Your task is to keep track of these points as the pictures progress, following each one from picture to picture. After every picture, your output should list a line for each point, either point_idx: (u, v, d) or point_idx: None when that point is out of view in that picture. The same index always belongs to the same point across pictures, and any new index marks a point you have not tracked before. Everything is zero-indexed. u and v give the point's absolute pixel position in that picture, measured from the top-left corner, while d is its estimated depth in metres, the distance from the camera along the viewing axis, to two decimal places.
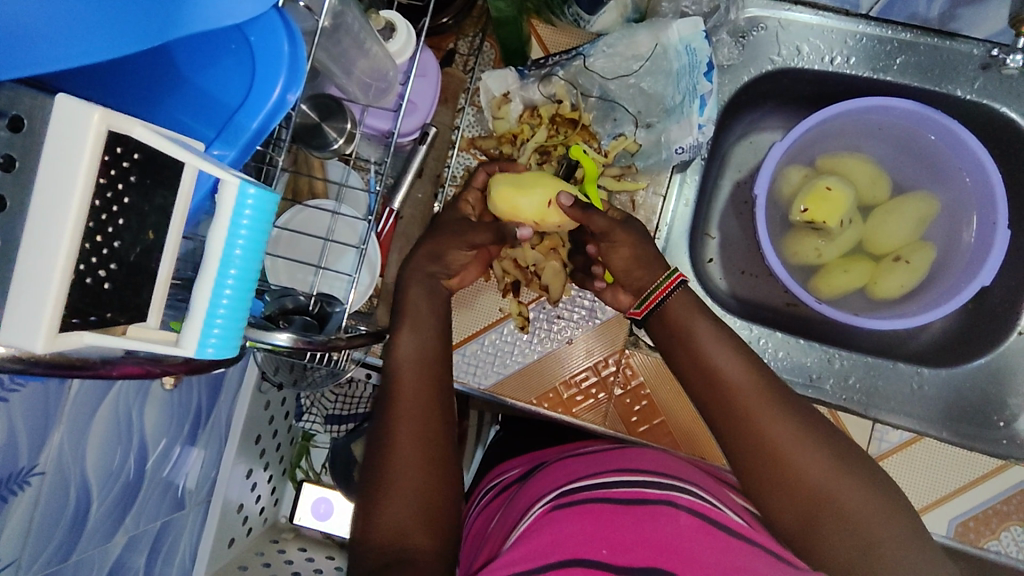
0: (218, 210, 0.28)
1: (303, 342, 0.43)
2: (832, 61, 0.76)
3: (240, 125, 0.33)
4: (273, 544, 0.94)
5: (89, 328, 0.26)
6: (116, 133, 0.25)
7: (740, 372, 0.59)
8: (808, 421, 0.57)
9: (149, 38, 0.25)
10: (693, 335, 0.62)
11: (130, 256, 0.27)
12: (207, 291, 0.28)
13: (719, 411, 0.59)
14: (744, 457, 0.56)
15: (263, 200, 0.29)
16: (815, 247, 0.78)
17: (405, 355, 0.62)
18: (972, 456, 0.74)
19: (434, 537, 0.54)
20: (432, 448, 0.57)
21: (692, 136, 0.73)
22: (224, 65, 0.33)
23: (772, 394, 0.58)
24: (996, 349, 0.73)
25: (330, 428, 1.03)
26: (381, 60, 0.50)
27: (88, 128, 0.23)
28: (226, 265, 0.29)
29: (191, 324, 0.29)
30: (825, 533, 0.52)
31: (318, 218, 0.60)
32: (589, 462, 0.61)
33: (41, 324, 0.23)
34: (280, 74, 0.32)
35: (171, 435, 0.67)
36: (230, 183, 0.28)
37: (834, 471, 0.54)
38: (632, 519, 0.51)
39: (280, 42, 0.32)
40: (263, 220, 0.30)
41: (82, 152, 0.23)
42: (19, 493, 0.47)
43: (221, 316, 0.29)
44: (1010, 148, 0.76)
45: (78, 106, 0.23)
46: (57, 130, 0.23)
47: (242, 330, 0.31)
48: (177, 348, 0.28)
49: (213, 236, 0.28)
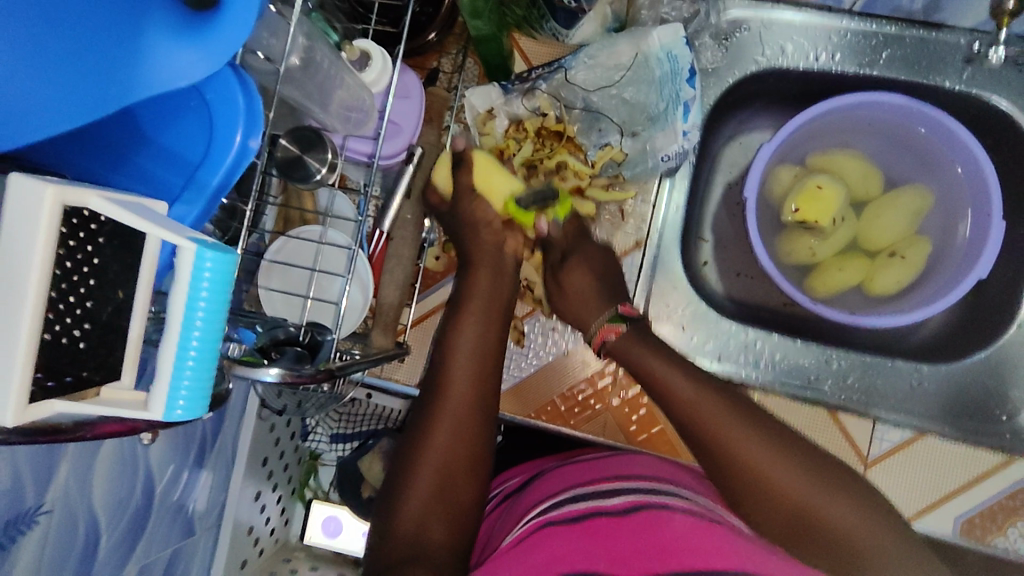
0: (176, 275, 0.28)
1: (292, 376, 0.43)
2: (817, 59, 0.76)
3: (201, 181, 0.34)
4: (285, 565, 0.95)
5: (62, 392, 0.26)
6: (75, 204, 0.25)
7: (693, 394, 0.62)
8: (774, 433, 0.59)
9: (109, 102, 0.26)
10: (654, 372, 0.64)
11: (103, 315, 0.27)
12: (170, 355, 0.28)
13: (691, 431, 0.61)
14: (719, 474, 0.58)
15: (223, 261, 0.29)
16: (809, 246, 0.77)
17: (457, 362, 0.66)
18: (976, 451, 0.73)
19: (451, 530, 0.58)
20: (460, 452, 0.61)
21: (678, 143, 0.72)
22: (186, 122, 0.34)
23: (732, 410, 0.60)
24: (996, 342, 0.72)
25: (336, 447, 1.05)
26: (356, 92, 0.50)
27: (47, 201, 0.24)
28: (188, 327, 0.28)
29: (156, 388, 0.28)
30: (809, 538, 0.54)
31: (305, 247, 0.60)
32: (583, 470, 0.61)
33: (13, 394, 0.24)
34: (239, 125, 0.33)
35: (178, 462, 0.68)
36: (186, 249, 0.28)
37: (809, 478, 0.55)
38: (628, 531, 0.52)
39: (235, 95, 0.33)
40: (226, 279, 0.29)
41: (43, 224, 0.24)
42: (27, 533, 0.48)
43: (187, 379, 0.29)
44: (1003, 138, 0.75)
45: (34, 183, 0.24)
46: (14, 207, 0.24)
47: (212, 389, 0.30)
48: (145, 412, 0.28)
49: (173, 299, 0.28)
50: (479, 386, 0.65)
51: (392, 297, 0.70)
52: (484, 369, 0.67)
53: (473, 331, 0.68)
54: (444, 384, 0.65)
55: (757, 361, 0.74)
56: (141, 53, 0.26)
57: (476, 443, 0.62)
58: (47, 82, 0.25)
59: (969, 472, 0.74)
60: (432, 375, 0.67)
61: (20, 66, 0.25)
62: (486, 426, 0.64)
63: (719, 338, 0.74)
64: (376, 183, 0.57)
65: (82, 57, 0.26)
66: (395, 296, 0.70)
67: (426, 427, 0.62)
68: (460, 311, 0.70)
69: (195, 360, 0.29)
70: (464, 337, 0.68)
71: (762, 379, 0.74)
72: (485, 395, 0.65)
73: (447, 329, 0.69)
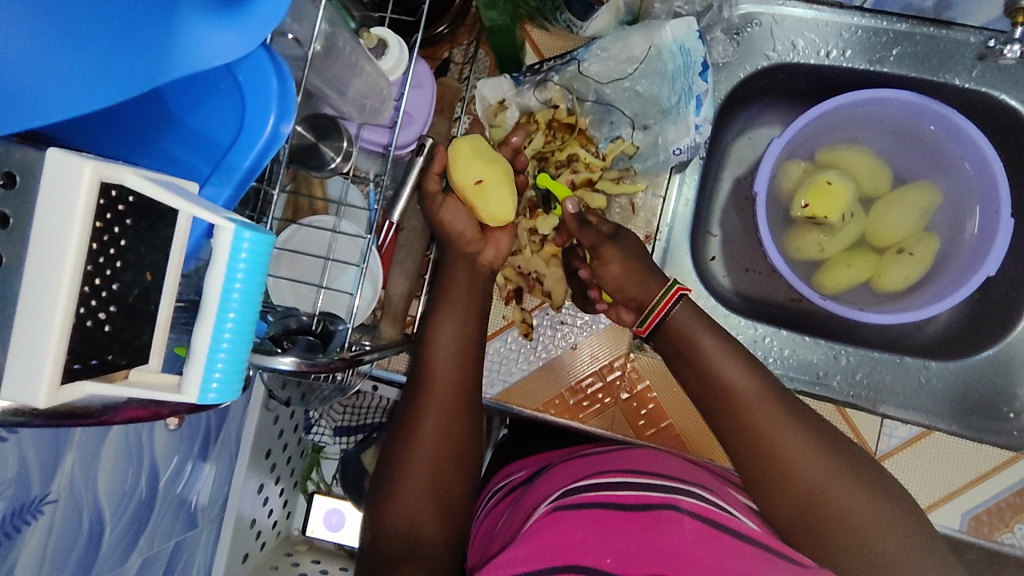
0: (214, 255, 0.27)
1: (307, 365, 0.43)
2: (827, 55, 0.76)
3: (233, 164, 0.33)
4: (287, 557, 0.95)
5: (90, 374, 0.26)
6: (109, 181, 0.25)
7: (732, 368, 0.61)
8: (805, 421, 0.59)
9: (137, 83, 0.25)
10: (698, 344, 0.63)
11: (129, 298, 0.27)
12: (205, 337, 0.28)
13: (717, 407, 0.61)
14: (742, 454, 0.58)
15: (259, 241, 0.28)
16: (817, 242, 0.77)
17: (439, 358, 0.64)
18: (983, 447, 0.73)
19: (443, 527, 0.58)
20: (447, 448, 0.60)
21: (690, 137, 0.72)
22: (216, 105, 0.34)
23: (768, 389, 0.60)
24: (1004, 340, 0.72)
25: (340, 440, 1.04)
26: (374, 79, 0.50)
27: (82, 178, 0.23)
28: (224, 310, 0.28)
29: (190, 369, 0.28)
30: (822, 530, 0.54)
31: (317, 236, 0.60)
32: (594, 463, 0.61)
33: (43, 373, 0.23)
34: (271, 109, 0.32)
35: (182, 453, 0.68)
36: (224, 228, 0.27)
37: (833, 470, 0.55)
38: (635, 526, 0.50)
39: (269, 79, 0.32)
40: (261, 260, 0.29)
41: (76, 202, 0.23)
42: (32, 522, 0.48)
43: (221, 360, 0.28)
44: (1012, 136, 0.75)
45: (71, 159, 0.23)
46: (49, 184, 0.24)
47: (244, 371, 0.30)
48: (179, 395, 0.28)
49: (210, 279, 0.27)
50: (462, 375, 0.64)
51: (401, 289, 0.71)
52: (467, 360, 0.65)
53: (453, 327, 0.66)
54: (427, 381, 0.63)
55: (767, 357, 0.74)
56: (175, 31, 0.26)
57: (462, 435, 0.62)
58: (72, 77, 0.25)
59: (977, 468, 0.74)
60: (413, 366, 0.65)
61: (24, 62, 0.24)
62: (471, 416, 0.63)
63: (729, 333, 0.74)
64: (387, 173, 0.56)
65: (113, 34, 0.25)
66: (403, 287, 0.70)
67: (411, 420, 0.62)
68: (445, 286, 0.69)
69: (229, 341, 0.29)
70: (453, 326, 0.66)
71: (773, 375, 0.74)
72: (470, 388, 0.64)
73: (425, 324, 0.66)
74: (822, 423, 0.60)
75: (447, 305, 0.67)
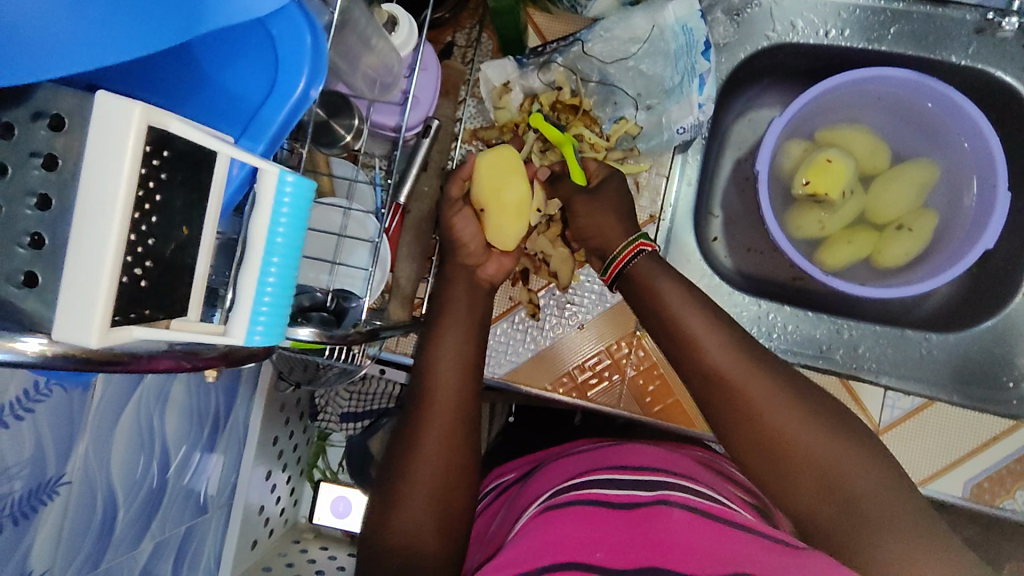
0: (260, 199, 0.30)
1: (324, 336, 0.44)
2: (826, 35, 0.77)
3: (265, 119, 0.34)
4: (294, 544, 0.96)
5: (136, 322, 0.26)
6: (155, 126, 0.25)
7: (720, 346, 0.59)
8: (801, 393, 0.57)
9: (174, 36, 0.26)
10: (681, 323, 0.61)
11: (165, 253, 0.27)
12: (253, 276, 0.30)
13: (704, 388, 0.59)
14: (737, 433, 0.57)
15: (300, 187, 0.31)
16: (818, 220, 0.79)
17: (442, 371, 0.64)
18: (983, 417, 0.75)
19: (443, 539, 0.57)
20: (450, 462, 0.60)
21: (693, 115, 0.74)
22: (247, 60, 0.34)
23: (758, 364, 0.58)
24: (1003, 311, 0.73)
25: (346, 426, 1.02)
26: (386, 55, 0.50)
27: (132, 120, 0.24)
28: (269, 253, 0.30)
29: (239, 312, 0.30)
30: (827, 500, 0.53)
31: (330, 215, 0.60)
32: (585, 462, 0.62)
33: (95, 316, 0.24)
34: (305, 62, 0.33)
35: (191, 441, 0.68)
36: (268, 173, 0.30)
37: (832, 439, 0.55)
38: (627, 523, 0.51)
39: (303, 34, 0.33)
40: (301, 207, 0.31)
41: (127, 145, 0.24)
42: (48, 503, 0.49)
43: (266, 302, 0.31)
44: (1007, 112, 0.77)
45: (120, 99, 0.24)
46: (99, 125, 0.24)
47: (286, 316, 0.32)
48: (225, 337, 0.30)
49: (255, 221, 0.30)
50: (466, 390, 0.63)
51: (409, 271, 0.71)
52: (470, 372, 0.65)
53: (457, 341, 0.66)
54: (427, 393, 0.62)
55: (770, 332, 0.75)
56: None
57: (464, 445, 0.61)
58: (117, 19, 0.25)
59: (976, 437, 0.75)
60: (414, 378, 0.65)
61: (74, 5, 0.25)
62: (473, 426, 0.63)
63: (733, 310, 0.75)
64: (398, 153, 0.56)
65: None
66: (410, 270, 0.71)
67: (413, 433, 0.61)
68: (447, 298, 0.70)
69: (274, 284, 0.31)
70: (455, 335, 0.67)
71: (777, 350, 0.75)
72: (471, 400, 0.63)
73: (426, 338, 0.67)
74: (820, 395, 0.58)
75: (448, 321, 0.68)
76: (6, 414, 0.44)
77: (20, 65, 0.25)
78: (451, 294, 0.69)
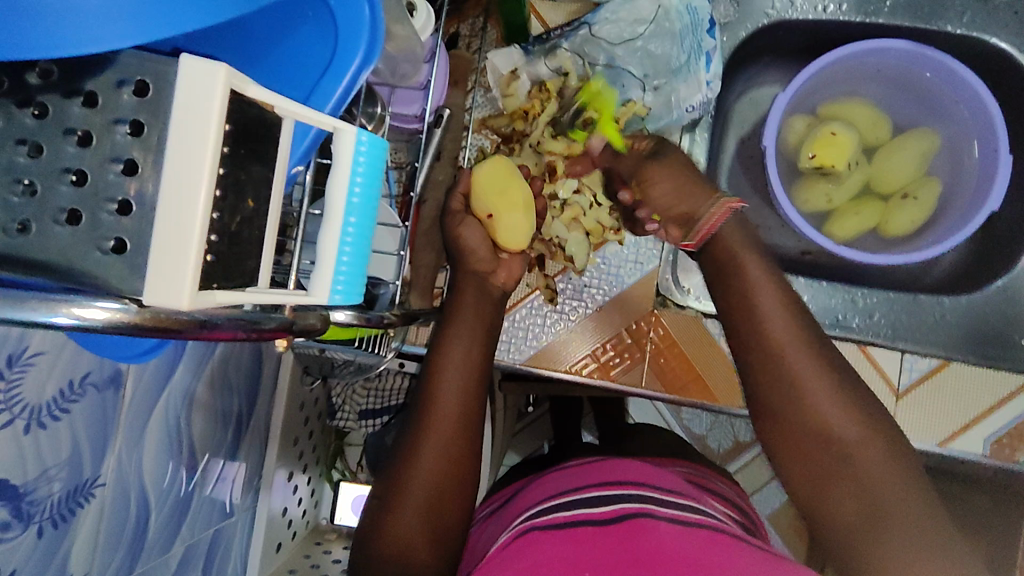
0: (337, 158, 0.32)
1: (363, 319, 0.44)
2: (824, 10, 0.78)
3: (326, 90, 0.35)
4: (318, 546, 0.95)
5: (218, 287, 0.28)
6: (237, 90, 0.26)
7: (769, 307, 0.58)
8: (833, 370, 0.56)
9: None
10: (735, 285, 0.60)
11: (232, 226, 0.28)
12: (335, 233, 0.33)
13: (745, 348, 0.58)
14: (767, 399, 0.56)
15: (374, 143, 0.33)
16: (826, 192, 0.80)
17: (445, 380, 0.62)
18: (997, 375, 0.76)
19: (436, 554, 0.55)
20: (447, 471, 0.58)
21: (702, 93, 0.75)
22: (303, 32, 0.35)
23: (800, 333, 0.57)
24: (1011, 272, 0.75)
25: (364, 423, 1.00)
26: (410, 41, 0.51)
27: (216, 86, 0.25)
28: (348, 213, 0.33)
29: (322, 270, 0.33)
30: (838, 482, 0.51)
31: None
32: (573, 477, 0.60)
33: (186, 280, 0.25)
34: (364, 32, 0.34)
35: (214, 446, 0.68)
36: (345, 132, 0.32)
37: (856, 421, 0.53)
38: (613, 537, 0.49)
39: (361, 6, 0.34)
40: (375, 164, 0.34)
41: (212, 113, 0.25)
42: (85, 505, 0.48)
43: (346, 258, 0.34)
44: (1004, 79, 0.79)
45: (207, 63, 0.25)
46: (185, 90, 0.25)
47: (363, 274, 0.35)
48: (310, 296, 0.33)
49: (337, 178, 0.33)
50: (471, 401, 0.61)
51: (428, 260, 0.72)
52: (476, 384, 0.63)
53: (461, 352, 0.64)
54: (432, 400, 0.61)
55: None
56: None
57: (466, 451, 0.59)
58: None
59: (992, 395, 0.76)
60: (419, 385, 0.63)
61: None
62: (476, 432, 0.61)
63: None
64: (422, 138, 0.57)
65: None
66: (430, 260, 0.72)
67: (413, 443, 0.59)
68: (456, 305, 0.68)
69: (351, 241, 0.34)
70: (460, 346, 0.65)
71: None
72: (475, 410, 0.61)
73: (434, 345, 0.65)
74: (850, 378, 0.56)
75: (453, 329, 0.66)
76: (44, 415, 0.43)
77: (92, 29, 0.24)
78: (468, 279, 0.69)
